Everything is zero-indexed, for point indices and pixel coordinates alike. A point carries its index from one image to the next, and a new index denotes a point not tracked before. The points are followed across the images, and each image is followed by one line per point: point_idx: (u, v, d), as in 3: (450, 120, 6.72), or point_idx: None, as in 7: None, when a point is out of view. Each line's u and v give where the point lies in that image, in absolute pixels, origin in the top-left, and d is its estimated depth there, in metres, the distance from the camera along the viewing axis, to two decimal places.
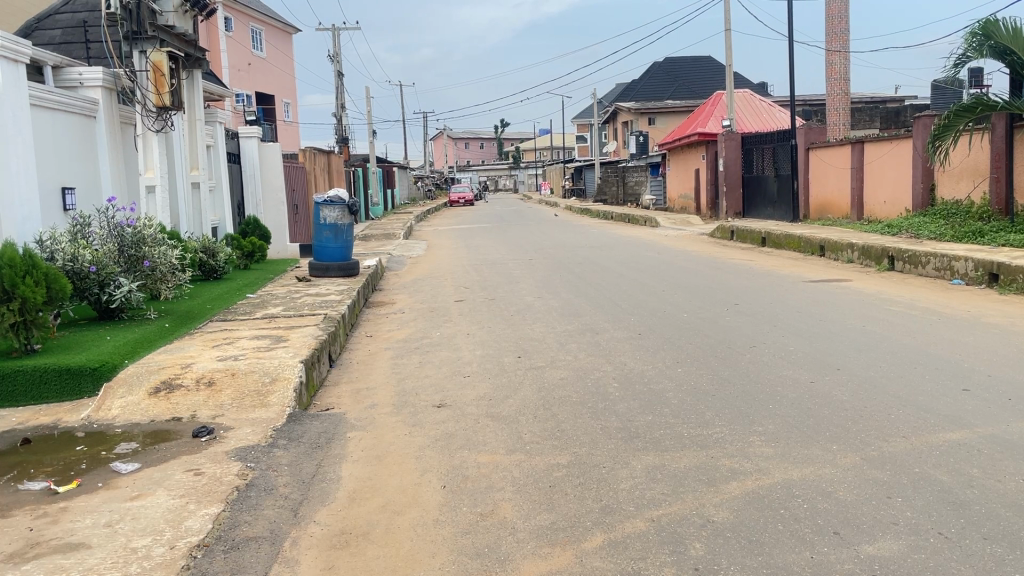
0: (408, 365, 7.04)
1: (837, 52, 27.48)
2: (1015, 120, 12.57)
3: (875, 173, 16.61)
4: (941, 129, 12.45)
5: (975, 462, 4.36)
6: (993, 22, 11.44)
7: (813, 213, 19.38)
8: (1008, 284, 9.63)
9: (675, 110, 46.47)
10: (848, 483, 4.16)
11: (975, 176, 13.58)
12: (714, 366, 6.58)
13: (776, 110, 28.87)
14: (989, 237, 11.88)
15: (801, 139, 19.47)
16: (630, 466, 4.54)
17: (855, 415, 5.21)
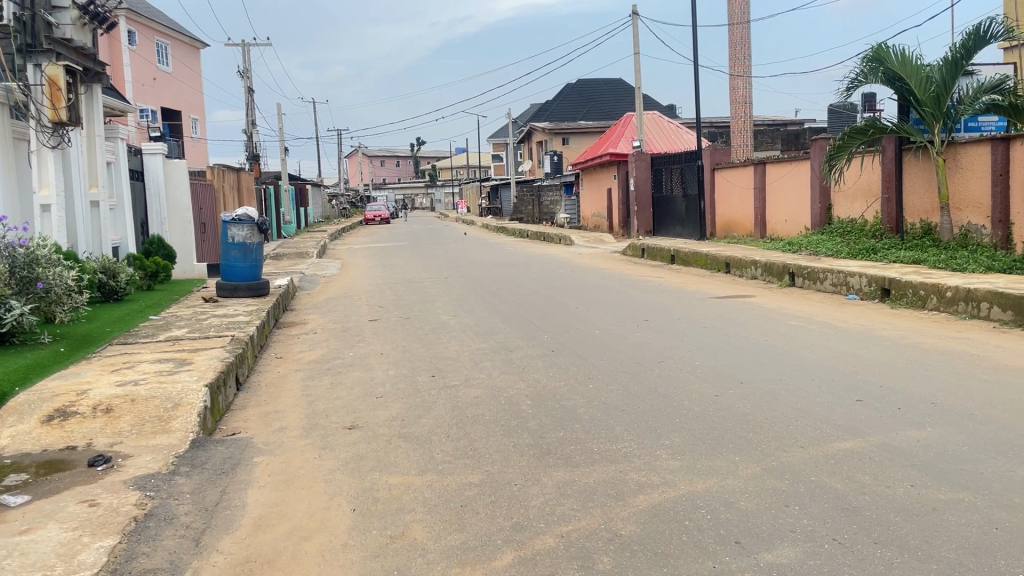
0: (319, 387, 6.91)
1: (740, 77, 28.51)
2: (904, 143, 13.29)
3: (777, 193, 17.30)
4: (836, 151, 13.07)
5: (867, 469, 4.58)
6: (884, 48, 11.97)
7: (720, 232, 20.00)
8: (899, 298, 10.17)
9: (589, 130, 47.35)
10: (749, 493, 4.30)
11: (867, 197, 14.32)
12: (624, 381, 6.70)
13: (684, 132, 29.71)
14: (881, 254, 12.52)
15: (707, 160, 20.12)
16: (541, 482, 4.57)
17: (756, 426, 5.40)
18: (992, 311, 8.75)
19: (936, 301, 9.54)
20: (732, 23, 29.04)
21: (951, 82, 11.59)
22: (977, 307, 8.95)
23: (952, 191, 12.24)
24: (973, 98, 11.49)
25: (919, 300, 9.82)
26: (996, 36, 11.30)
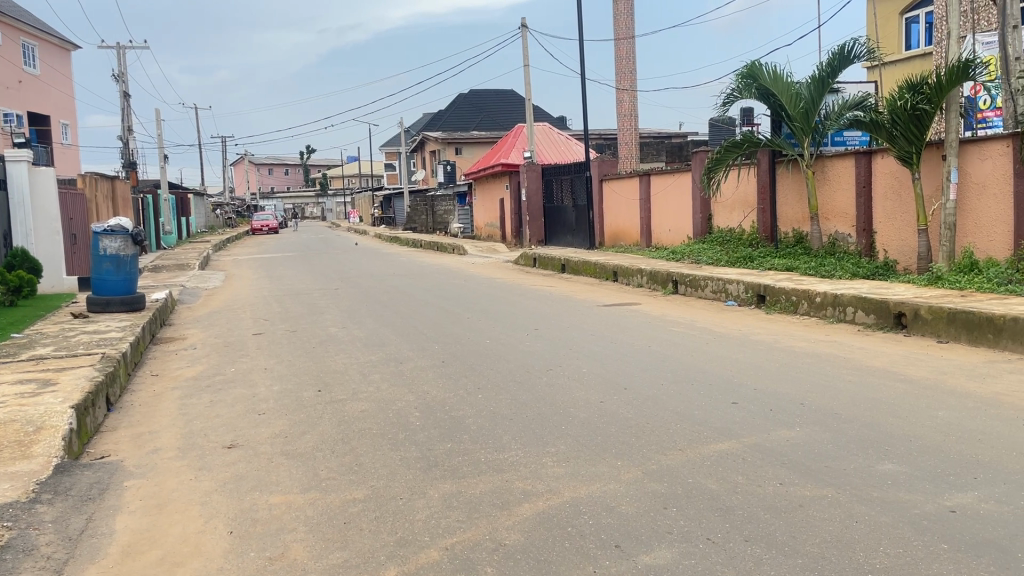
0: (197, 405, 6.66)
1: (626, 90, 29.34)
2: (776, 156, 13.98)
3: (661, 204, 17.87)
4: (715, 163, 13.60)
5: (741, 469, 4.79)
6: (757, 65, 12.58)
7: (608, 241, 20.46)
8: (773, 304, 10.68)
9: (481, 140, 47.62)
10: (629, 497, 4.41)
11: (745, 208, 14.97)
12: (512, 391, 6.76)
13: (573, 143, 30.28)
14: (757, 262, 13.12)
15: (595, 171, 20.58)
16: (427, 495, 4.55)
17: (638, 431, 5.55)
18: (857, 315, 9.32)
19: (806, 306, 10.06)
20: (618, 38, 29.85)
21: (818, 99, 12.25)
22: (844, 311, 9.50)
23: (821, 202, 12.96)
24: (838, 113, 12.07)
25: (791, 305, 10.33)
26: (859, 56, 11.89)
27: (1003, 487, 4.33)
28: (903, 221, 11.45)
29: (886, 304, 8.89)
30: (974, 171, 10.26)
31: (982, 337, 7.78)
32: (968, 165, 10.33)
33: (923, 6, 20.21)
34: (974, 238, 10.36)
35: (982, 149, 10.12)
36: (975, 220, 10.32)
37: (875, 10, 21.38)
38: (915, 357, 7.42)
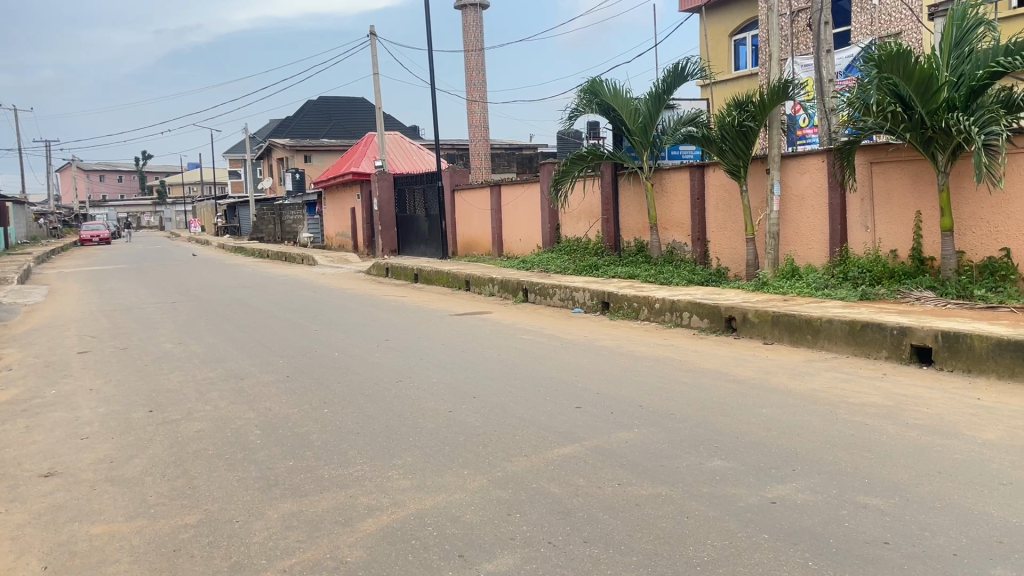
0: (11, 431, 6.12)
1: (477, 101, 29.63)
2: (619, 168, 14.52)
3: (512, 213, 18.14)
4: (561, 175, 13.95)
5: (582, 472, 4.92)
6: (598, 81, 12.99)
7: (461, 251, 20.55)
8: (617, 310, 11.09)
9: (331, 148, 46.70)
10: (473, 506, 4.43)
11: (591, 218, 15.47)
12: (359, 403, 6.64)
13: (425, 153, 30.24)
14: (602, 271, 13.58)
15: (447, 181, 20.64)
16: (265, 516, 4.39)
17: (485, 439, 5.59)
18: (692, 319, 9.83)
19: (647, 312, 10.51)
20: (468, 49, 30.16)
21: (655, 114, 12.84)
22: (680, 316, 10.00)
23: (660, 213, 13.59)
24: (674, 128, 12.67)
25: (633, 311, 10.76)
26: (693, 74, 12.53)
27: (818, 477, 4.68)
28: (733, 231, 12.20)
29: (718, 309, 9.42)
30: (794, 184, 11.09)
31: (803, 337, 8.40)
32: (789, 179, 11.16)
33: (750, 29, 21.65)
34: (796, 246, 11.18)
35: (800, 164, 10.98)
36: (796, 230, 11.13)
37: (708, 31, 22.71)
38: (744, 358, 7.90)
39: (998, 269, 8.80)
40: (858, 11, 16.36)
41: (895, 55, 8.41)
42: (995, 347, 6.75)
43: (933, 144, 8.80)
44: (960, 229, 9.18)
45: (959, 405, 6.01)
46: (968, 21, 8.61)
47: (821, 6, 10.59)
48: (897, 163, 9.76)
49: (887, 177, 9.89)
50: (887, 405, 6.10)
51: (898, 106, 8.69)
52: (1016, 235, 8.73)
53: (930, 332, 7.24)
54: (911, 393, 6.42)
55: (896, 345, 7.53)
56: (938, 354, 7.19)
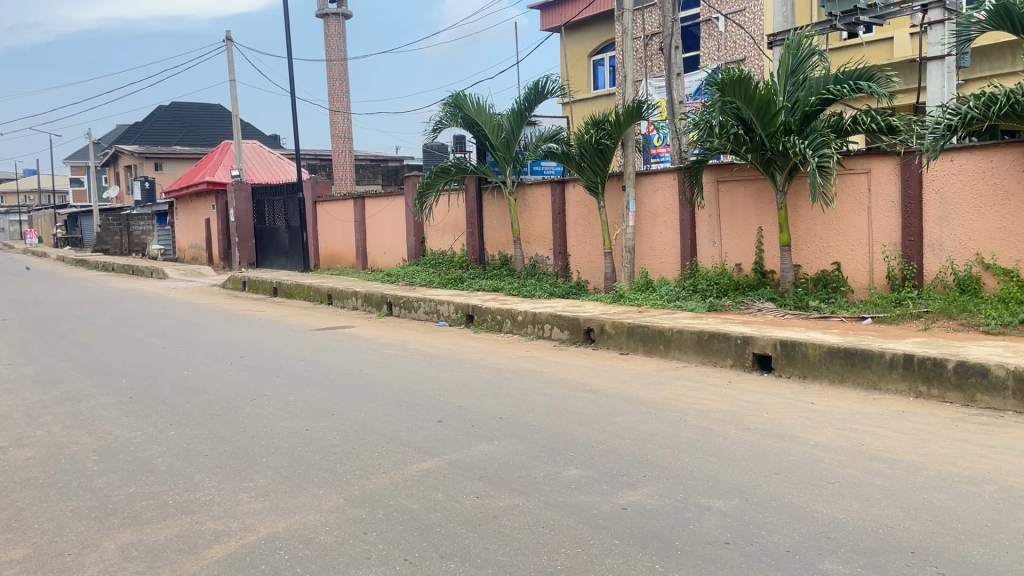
0: None
1: (339, 111, 29.15)
2: (483, 183, 14.66)
3: (375, 226, 17.96)
4: (425, 188, 13.91)
5: (441, 486, 4.90)
6: (462, 95, 13.05)
7: (324, 264, 20.11)
8: (480, 323, 11.16)
9: (185, 157, 44.66)
10: (327, 527, 4.33)
11: (455, 231, 15.51)
12: (210, 424, 6.35)
13: (285, 162, 29.41)
14: (466, 284, 13.65)
15: (308, 192, 20.18)
16: (101, 548, 4.12)
17: (343, 457, 5.48)
18: (554, 331, 10.03)
19: (510, 325, 10.64)
20: (330, 60, 29.65)
21: (518, 130, 13.04)
22: (542, 328, 10.18)
23: (523, 226, 13.82)
24: (536, 144, 12.93)
25: (496, 324, 10.87)
26: (553, 92, 12.82)
27: (666, 482, 4.88)
28: (592, 246, 12.57)
29: (578, 321, 9.66)
30: (649, 201, 11.57)
31: (656, 348, 8.75)
32: (643, 196, 11.63)
33: (608, 50, 22.42)
34: (650, 260, 11.65)
35: (654, 182, 11.47)
36: (651, 244, 11.60)
37: (568, 51, 23.35)
38: (601, 369, 8.12)
39: (831, 281, 9.50)
40: (705, 37, 17.30)
41: (736, 81, 8.91)
42: (826, 354, 7.27)
43: (772, 164, 9.40)
44: (797, 244, 9.85)
45: (795, 409, 6.43)
46: (803, 51, 9.25)
47: (671, 31, 11.12)
48: (742, 182, 10.36)
49: (732, 196, 10.48)
50: (731, 411, 6.45)
51: (741, 128, 9.22)
52: (845, 250, 9.44)
53: (770, 341, 7.71)
54: (752, 399, 6.81)
55: (739, 353, 7.97)
56: (777, 362, 7.68)
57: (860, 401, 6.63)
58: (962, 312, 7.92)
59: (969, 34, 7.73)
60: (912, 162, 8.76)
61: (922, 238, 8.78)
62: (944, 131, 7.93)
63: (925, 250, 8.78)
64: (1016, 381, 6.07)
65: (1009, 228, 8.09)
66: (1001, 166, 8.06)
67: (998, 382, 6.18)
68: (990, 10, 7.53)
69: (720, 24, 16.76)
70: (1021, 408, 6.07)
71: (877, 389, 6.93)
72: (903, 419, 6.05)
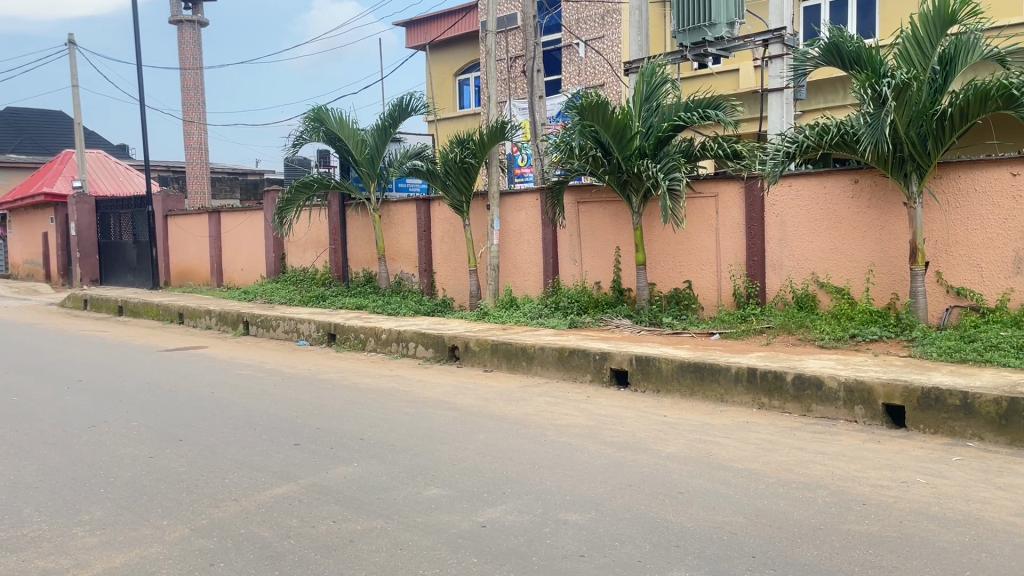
0: None
1: (193, 122, 27.98)
2: (346, 199, 14.42)
3: (232, 242, 17.33)
4: (286, 204, 13.51)
5: (295, 512, 4.75)
6: (323, 110, 12.77)
7: (175, 281, 19.17)
8: (343, 342, 10.94)
9: (20, 166, 41.47)
10: (171, 559, 4.10)
11: (317, 248, 15.18)
12: (40, 454, 5.88)
13: (134, 174, 27.88)
14: (329, 302, 13.36)
15: (158, 206, 19.22)
16: None
17: (190, 485, 5.21)
18: (418, 349, 9.96)
19: (373, 343, 10.49)
20: (184, 69, 28.47)
21: (382, 146, 12.93)
22: (406, 346, 10.09)
23: (387, 243, 13.69)
24: (401, 161, 12.86)
25: (359, 343, 10.69)
26: (417, 109, 12.78)
27: (524, 498, 4.93)
28: (457, 263, 12.62)
29: (442, 338, 9.65)
30: (512, 221, 11.75)
31: (519, 364, 8.86)
32: (507, 215, 11.80)
33: (473, 71, 22.68)
34: (514, 278, 11.83)
35: (518, 202, 11.67)
36: (513, 263, 11.78)
37: (433, 70, 23.43)
38: (463, 387, 8.12)
39: (682, 298, 9.94)
40: (568, 62, 17.68)
41: (594, 105, 9.19)
42: (678, 368, 7.59)
43: (628, 186, 9.78)
44: (651, 263, 10.28)
45: (649, 422, 6.67)
46: (656, 79, 9.68)
47: (534, 54, 11.39)
48: (600, 203, 10.71)
49: (591, 217, 10.81)
50: (588, 425, 6.61)
51: (599, 151, 9.55)
52: (695, 270, 9.92)
53: (626, 356, 7.97)
54: (610, 413, 7.01)
55: (598, 369, 8.19)
56: (633, 376, 7.94)
57: (709, 413, 6.94)
58: (800, 328, 8.49)
59: (804, 69, 8.27)
60: (755, 187, 9.32)
61: (764, 258, 9.34)
62: (783, 158, 8.46)
63: (767, 270, 9.35)
64: (846, 393, 6.56)
65: (840, 250, 8.72)
66: (833, 192, 8.71)
67: (830, 394, 6.66)
68: (822, 48, 8.13)
69: (580, 50, 17.32)
70: (851, 416, 6.55)
71: (724, 402, 7.29)
72: (747, 429, 6.39)
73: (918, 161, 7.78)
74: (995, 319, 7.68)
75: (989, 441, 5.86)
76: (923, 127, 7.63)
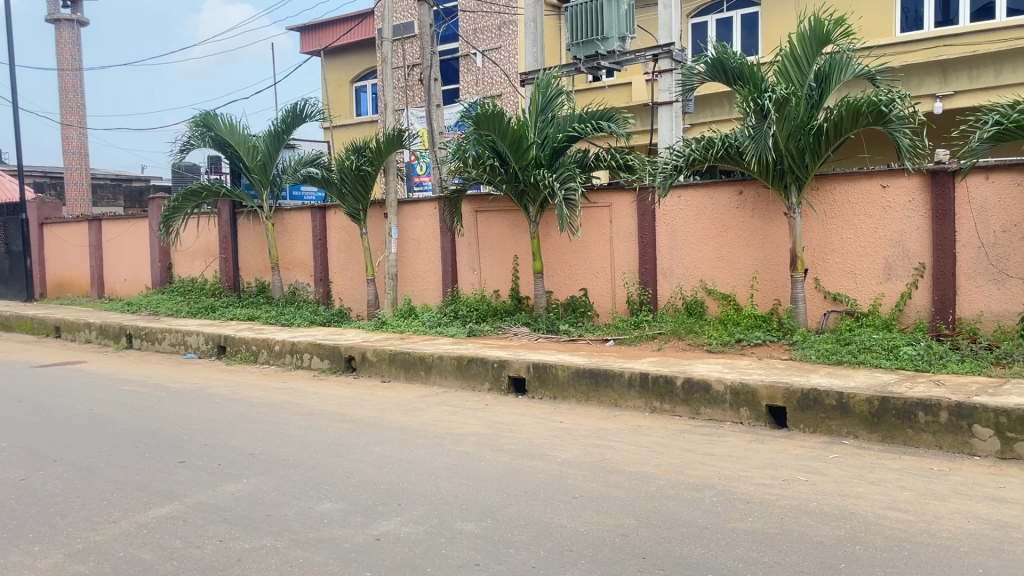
0: None
1: (72, 126, 26.61)
2: (237, 206, 14.01)
3: (114, 251, 16.55)
4: (172, 211, 13.00)
5: (180, 532, 4.57)
6: (212, 115, 12.38)
7: (51, 292, 18.15)
8: (233, 354, 10.60)
9: None
10: None
11: (207, 257, 14.68)
12: None
13: (5, 178, 26.25)
14: (219, 313, 12.94)
15: (33, 213, 18.17)
16: None
17: (65, 508, 4.93)
18: (313, 360, 9.76)
19: (266, 355, 10.21)
20: (60, 70, 27.07)
21: (275, 153, 12.62)
22: (300, 357, 9.87)
23: (281, 252, 13.38)
24: (295, 168, 12.59)
25: (251, 355, 10.38)
26: (312, 116, 12.52)
27: (419, 509, 4.89)
28: (354, 272, 12.45)
29: (338, 349, 9.48)
30: (410, 229, 11.68)
31: (417, 374, 8.80)
32: (405, 223, 11.73)
33: (370, 77, 22.49)
34: (412, 287, 11.77)
35: (415, 210, 11.62)
36: (412, 272, 11.71)
37: (328, 76, 23.10)
38: (359, 398, 8.01)
39: (578, 306, 10.11)
40: (465, 71, 17.79)
41: (491, 115, 9.25)
42: (574, 374, 7.71)
43: (525, 196, 9.91)
44: (548, 271, 10.42)
45: (545, 429, 6.74)
46: (551, 90, 9.83)
47: (431, 63, 11.39)
48: (497, 212, 10.79)
49: (489, 225, 10.87)
50: (486, 433, 6.63)
51: (496, 161, 9.63)
52: (591, 277, 10.12)
53: (524, 363, 8.04)
54: (507, 420, 7.05)
55: (496, 377, 8.22)
56: (530, 384, 8.02)
57: (604, 418, 7.07)
58: (689, 333, 8.77)
59: (691, 84, 8.57)
60: (646, 198, 9.57)
61: (656, 266, 9.60)
62: (673, 170, 8.75)
63: (659, 277, 9.61)
64: (732, 395, 6.81)
65: (727, 258, 9.06)
66: (720, 203, 9.04)
67: (718, 397, 6.89)
68: (707, 64, 8.44)
69: (477, 60, 17.43)
70: (736, 418, 6.80)
71: (618, 406, 7.45)
72: (639, 433, 6.55)
73: (797, 173, 8.18)
74: (868, 322, 8.14)
75: (863, 439, 6.20)
76: (801, 141, 8.03)
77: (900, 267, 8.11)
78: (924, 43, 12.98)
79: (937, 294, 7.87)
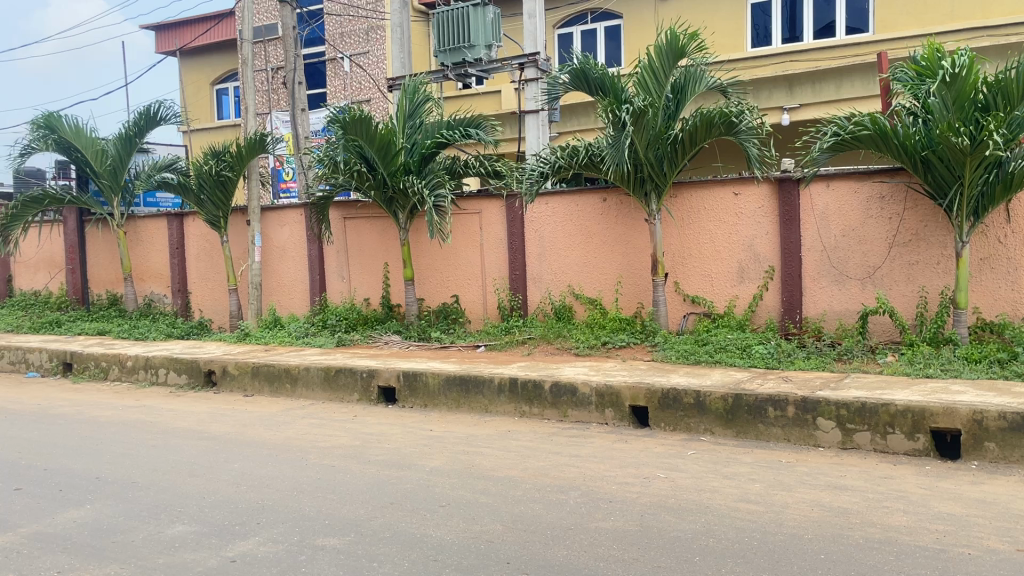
0: None
1: None
2: (84, 214, 13.21)
3: None
4: (10, 219, 12.10)
5: (12, 566, 4.24)
6: (55, 117, 11.63)
7: None
8: (81, 372, 9.97)
9: None
10: None
11: (52, 268, 13.75)
12: None
13: None
14: (66, 327, 12.14)
15: None
16: None
17: None
18: (169, 376, 9.30)
19: (117, 372, 9.65)
20: None
21: (127, 157, 11.98)
22: (155, 373, 9.39)
23: (135, 263, 12.71)
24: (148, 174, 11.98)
25: (101, 372, 9.79)
26: (168, 119, 11.97)
27: (280, 527, 4.74)
28: (215, 283, 11.97)
29: (196, 363, 9.08)
30: (276, 237, 11.35)
31: (282, 387, 8.54)
32: (270, 231, 11.38)
33: (231, 80, 21.82)
34: (279, 296, 11.43)
35: (280, 217, 11.30)
36: (278, 281, 11.38)
37: (186, 78, 22.16)
38: (219, 414, 7.69)
39: (450, 313, 10.09)
40: (331, 76, 17.42)
41: (358, 120, 9.10)
42: (444, 382, 7.69)
43: (394, 203, 9.84)
44: (420, 278, 10.38)
45: (414, 437, 6.69)
46: (418, 96, 9.78)
47: (294, 66, 11.09)
48: (366, 219, 10.64)
49: (358, 232, 10.71)
50: (353, 445, 6.51)
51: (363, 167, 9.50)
52: (463, 283, 10.14)
53: (393, 372, 7.95)
54: (375, 431, 6.95)
55: (365, 387, 8.09)
56: (400, 393, 7.94)
57: (473, 424, 7.09)
58: (557, 338, 8.94)
59: (556, 92, 8.72)
60: (514, 204, 9.69)
61: (526, 272, 9.73)
62: (539, 176, 8.90)
63: (529, 283, 9.74)
64: (597, 397, 6.98)
65: (592, 263, 9.29)
66: (585, 210, 9.26)
67: (584, 399, 7.05)
68: (571, 73, 8.61)
69: (344, 64, 17.16)
70: (602, 419, 6.98)
71: (488, 412, 7.48)
72: (508, 438, 6.59)
73: (655, 181, 8.51)
74: (723, 323, 8.52)
75: (719, 434, 6.48)
76: (660, 150, 8.34)
77: (752, 270, 8.55)
78: (770, 57, 13.82)
79: (786, 295, 8.35)
